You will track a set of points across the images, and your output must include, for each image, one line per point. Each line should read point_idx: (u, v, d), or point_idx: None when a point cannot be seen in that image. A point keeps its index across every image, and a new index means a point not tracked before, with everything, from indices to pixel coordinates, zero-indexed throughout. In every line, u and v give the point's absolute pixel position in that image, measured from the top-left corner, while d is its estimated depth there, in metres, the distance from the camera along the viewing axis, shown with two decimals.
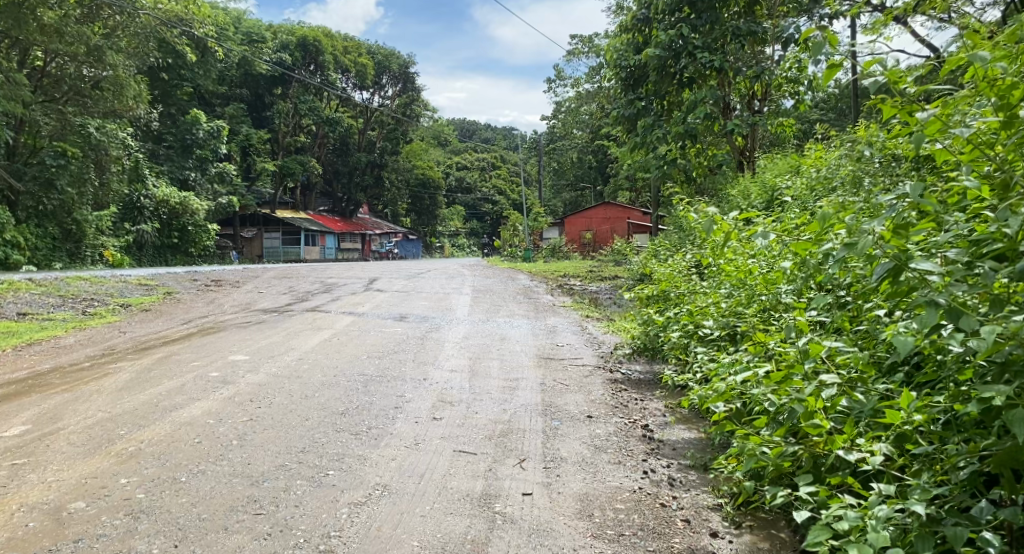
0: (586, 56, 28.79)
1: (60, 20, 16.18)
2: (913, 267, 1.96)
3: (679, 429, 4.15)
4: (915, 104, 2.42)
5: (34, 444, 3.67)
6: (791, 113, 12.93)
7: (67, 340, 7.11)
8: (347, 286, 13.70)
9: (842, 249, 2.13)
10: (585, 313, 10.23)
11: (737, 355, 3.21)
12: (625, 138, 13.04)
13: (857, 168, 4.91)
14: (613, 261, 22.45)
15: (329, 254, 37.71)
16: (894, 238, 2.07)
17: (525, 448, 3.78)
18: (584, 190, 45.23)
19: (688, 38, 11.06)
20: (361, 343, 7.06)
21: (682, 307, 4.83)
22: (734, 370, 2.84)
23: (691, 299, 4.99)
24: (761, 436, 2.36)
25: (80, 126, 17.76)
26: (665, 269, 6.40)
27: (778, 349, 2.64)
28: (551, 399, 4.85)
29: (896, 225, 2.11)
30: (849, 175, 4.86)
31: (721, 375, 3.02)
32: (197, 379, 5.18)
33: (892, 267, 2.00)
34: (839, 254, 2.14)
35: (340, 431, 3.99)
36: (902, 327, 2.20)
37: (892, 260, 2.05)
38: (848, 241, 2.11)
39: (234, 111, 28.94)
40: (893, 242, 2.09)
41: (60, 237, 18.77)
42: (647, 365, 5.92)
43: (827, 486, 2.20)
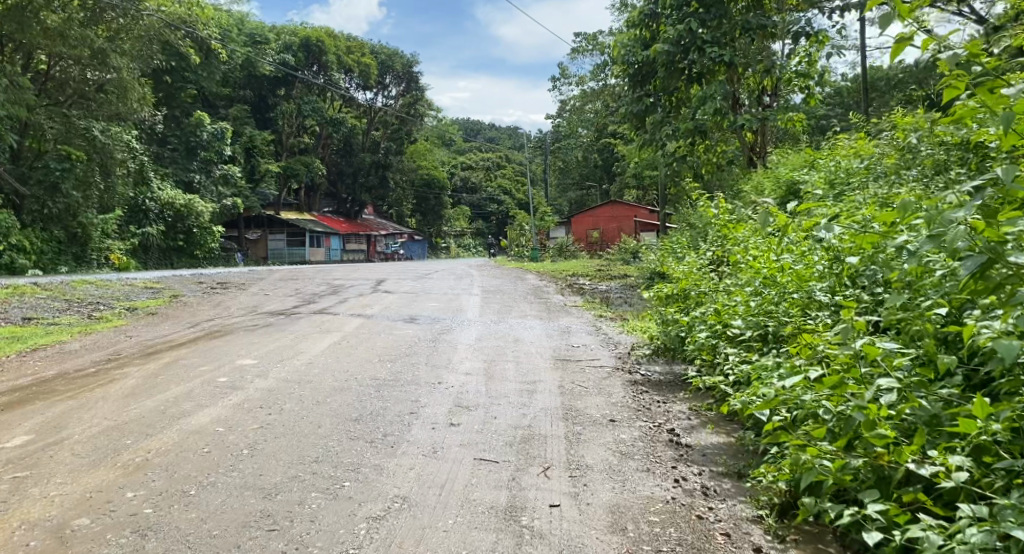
0: (590, 52, 28.88)
1: (64, 23, 16.11)
2: (1008, 260, 1.81)
3: (707, 433, 3.99)
4: (996, 81, 2.25)
5: (37, 456, 3.52)
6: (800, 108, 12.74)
7: (72, 345, 6.97)
8: (355, 288, 13.54)
9: (923, 241, 1.96)
10: (598, 313, 10.06)
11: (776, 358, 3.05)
12: (634, 135, 12.87)
13: (902, 159, 4.74)
14: (622, 260, 22.30)
15: (334, 255, 37.66)
16: (984, 231, 1.91)
17: (548, 455, 3.62)
18: (589, 188, 45.01)
19: (697, 33, 10.86)
20: (371, 346, 6.91)
21: (707, 307, 4.67)
22: (778, 374, 2.69)
23: (715, 298, 4.83)
24: (818, 447, 2.23)
25: (85, 129, 17.57)
26: (684, 266, 6.23)
27: (828, 352, 2.49)
28: (571, 402, 4.68)
29: (983, 214, 1.95)
30: (892, 167, 4.70)
31: (763, 379, 2.86)
32: (205, 384, 5.03)
33: (980, 262, 1.84)
34: (918, 245, 1.98)
35: (354, 439, 3.84)
36: (980, 328, 2.04)
37: (981, 253, 1.88)
38: (929, 233, 1.95)
39: (238, 112, 28.85)
40: (982, 233, 1.92)
41: (65, 241, 18.76)
42: (666, 366, 5.76)
43: (896, 504, 2.06)
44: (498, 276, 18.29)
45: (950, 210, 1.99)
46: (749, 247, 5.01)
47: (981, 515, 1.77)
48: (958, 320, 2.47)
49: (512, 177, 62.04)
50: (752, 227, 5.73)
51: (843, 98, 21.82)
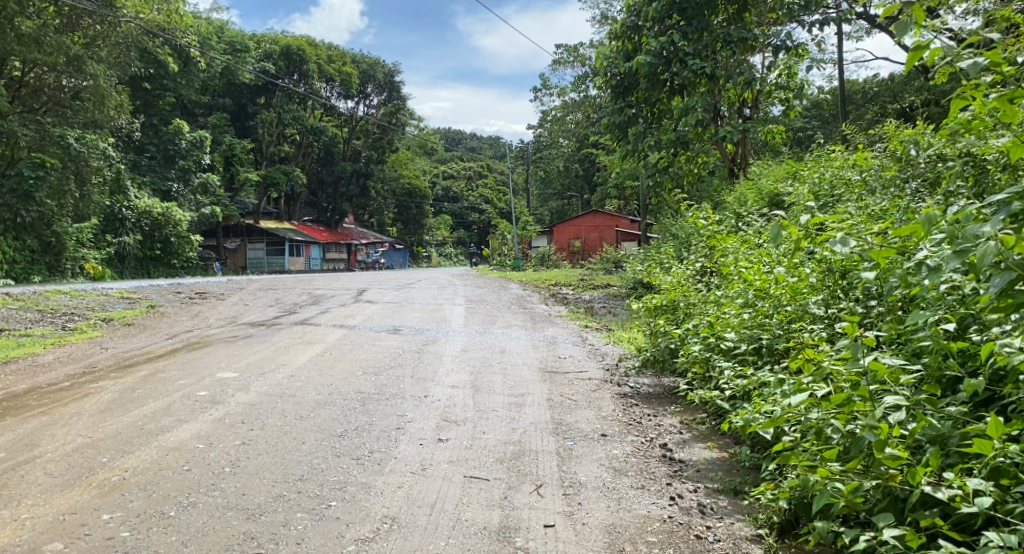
0: (571, 63, 29.12)
1: (38, 29, 15.74)
2: None
3: (699, 448, 3.97)
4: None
5: (7, 475, 3.34)
6: (780, 120, 12.95)
7: (45, 357, 6.75)
8: (337, 298, 13.35)
9: (951, 257, 1.95)
10: (583, 323, 10.03)
11: (777, 375, 3.00)
12: (617, 146, 12.97)
13: (900, 166, 4.73)
14: (604, 270, 22.45)
15: (314, 264, 37.35)
16: (1012, 246, 1.90)
17: (541, 472, 3.54)
18: (571, 198, 45.24)
19: (679, 45, 11.06)
20: (354, 358, 6.78)
21: (701, 318, 4.60)
22: (782, 391, 2.65)
23: (707, 309, 4.78)
24: (829, 469, 2.21)
25: (60, 137, 17.37)
26: (672, 276, 6.20)
27: (834, 370, 2.47)
28: (561, 416, 4.61)
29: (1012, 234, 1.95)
30: (890, 177, 4.70)
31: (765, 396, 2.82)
32: (184, 398, 4.88)
33: (1010, 279, 1.85)
34: (946, 260, 1.98)
35: (340, 456, 3.73)
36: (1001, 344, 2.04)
37: (1010, 267, 1.89)
38: (959, 249, 1.95)
39: (217, 120, 28.50)
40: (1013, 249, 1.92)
41: (39, 250, 18.33)
42: (657, 378, 5.74)
43: (912, 528, 2.04)
44: (483, 285, 18.21)
45: (979, 226, 1.99)
46: (740, 259, 5.01)
47: (1008, 544, 1.73)
48: (964, 336, 2.48)
49: (494, 186, 62.11)
50: (741, 239, 5.74)
51: (820, 111, 22.22)
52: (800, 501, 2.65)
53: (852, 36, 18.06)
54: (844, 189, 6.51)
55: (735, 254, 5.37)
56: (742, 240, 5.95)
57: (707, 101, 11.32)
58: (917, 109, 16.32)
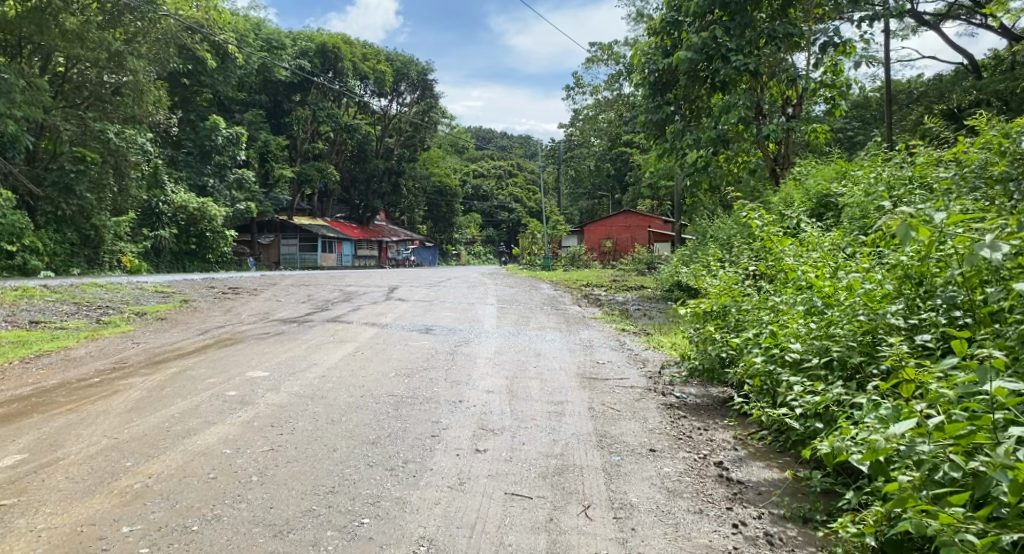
0: (605, 62, 28.79)
1: (81, 26, 15.90)
2: None
3: (758, 468, 3.73)
4: None
5: (28, 480, 3.18)
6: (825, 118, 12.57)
7: (78, 351, 6.70)
8: (368, 295, 13.24)
9: None
10: (620, 326, 9.68)
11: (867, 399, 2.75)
12: (652, 144, 13.16)
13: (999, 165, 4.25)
14: (636, 271, 22.14)
15: (346, 261, 37.59)
16: None
17: (587, 490, 3.28)
18: (601, 198, 44.71)
19: (721, 41, 10.76)
20: (386, 358, 6.58)
21: (760, 327, 4.26)
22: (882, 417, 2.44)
23: (767, 315, 4.43)
24: (951, 513, 2.01)
25: (100, 131, 17.66)
26: (720, 280, 5.84)
27: (953, 399, 2.26)
28: (605, 428, 4.35)
29: None
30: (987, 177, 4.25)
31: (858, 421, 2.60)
32: (213, 398, 4.72)
33: None
34: None
35: (373, 466, 3.51)
36: None
37: None
38: None
39: (253, 117, 28.83)
40: None
41: (78, 243, 18.63)
42: (705, 389, 5.46)
43: None
44: (514, 285, 17.91)
45: None
46: (801, 263, 4.69)
47: None
48: None
49: (523, 185, 61.79)
50: (798, 242, 5.42)
51: (862, 112, 21.59)
52: (890, 538, 2.45)
53: (897, 34, 17.49)
54: (910, 195, 6.09)
55: (794, 258, 5.05)
56: (799, 244, 5.58)
57: (749, 98, 10.98)
58: (970, 109, 15.63)
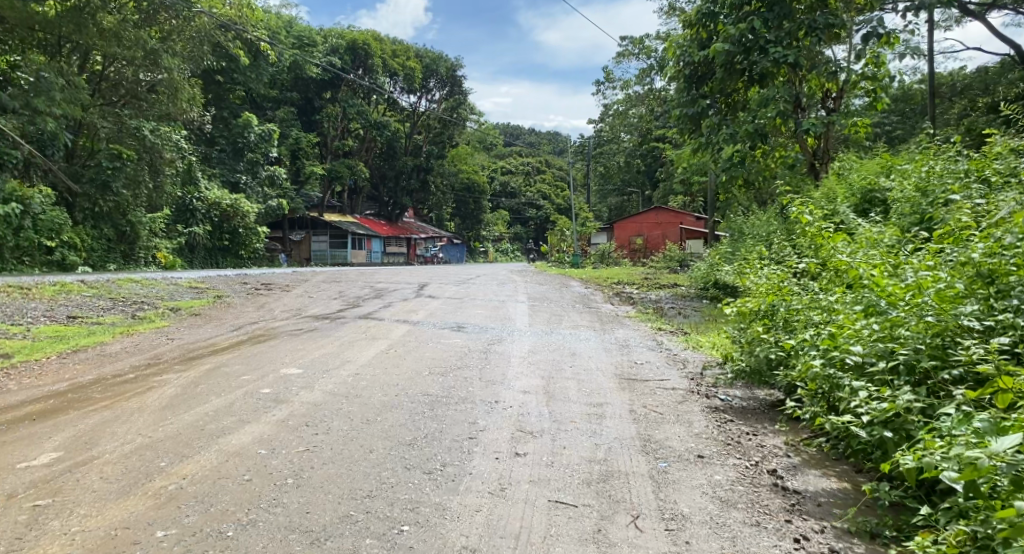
0: (635, 56, 28.44)
1: (118, 25, 16.25)
2: None
3: (815, 477, 3.52)
4: None
5: (63, 479, 3.13)
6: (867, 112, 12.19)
7: (114, 347, 6.73)
8: (399, 292, 13.20)
9: None
10: (656, 325, 9.45)
11: (959, 416, 2.62)
12: (686, 140, 12.93)
13: None
14: (668, 269, 21.78)
15: (375, 257, 37.81)
16: None
17: (635, 499, 3.13)
18: (631, 194, 44.18)
19: (759, 33, 10.48)
20: (420, 356, 6.49)
21: (817, 328, 4.02)
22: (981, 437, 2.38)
23: (825, 317, 4.18)
24: None
25: (136, 129, 18.05)
26: (767, 279, 5.60)
27: None
28: (649, 432, 4.18)
29: None
30: None
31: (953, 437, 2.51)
32: (247, 396, 4.67)
33: None
34: None
35: (411, 469, 3.39)
36: None
37: None
38: None
39: (285, 115, 29.13)
40: None
41: (115, 238, 19.03)
42: (751, 392, 5.25)
43: None
44: (543, 282, 17.72)
45: None
46: (857, 261, 4.45)
47: None
48: None
49: (551, 182, 61.40)
50: (852, 239, 5.17)
51: (902, 105, 20.93)
52: None
53: (941, 24, 16.90)
54: (968, 190, 5.77)
55: (850, 255, 4.80)
56: (851, 241, 5.33)
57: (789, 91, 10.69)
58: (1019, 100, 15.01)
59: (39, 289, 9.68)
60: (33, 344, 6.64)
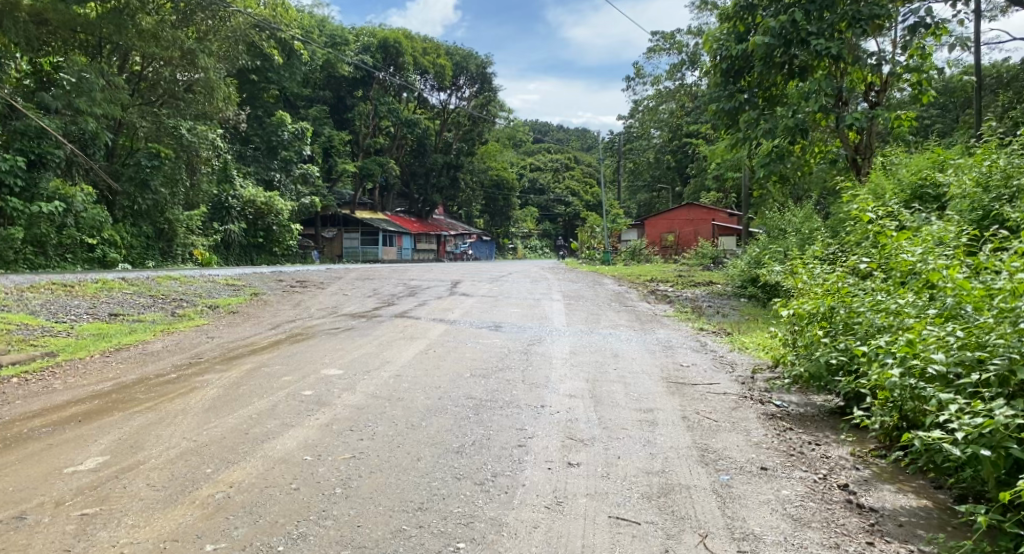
0: (668, 51, 28.03)
1: (157, 25, 16.30)
2: None
3: (890, 492, 3.30)
4: None
5: (110, 486, 3.06)
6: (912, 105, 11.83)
7: (155, 345, 6.75)
8: (432, 290, 13.12)
9: None
10: (697, 325, 9.18)
11: None
12: (725, 136, 12.60)
13: None
14: (702, 267, 21.40)
15: (406, 254, 37.94)
16: None
17: (700, 516, 2.97)
18: (661, 190, 43.57)
19: (801, 24, 10.14)
20: (459, 356, 6.38)
21: (890, 335, 3.78)
22: None
23: (898, 324, 3.94)
24: None
25: (173, 128, 18.34)
26: (825, 280, 5.35)
27: None
28: (706, 441, 3.99)
29: None
30: None
31: None
32: (289, 398, 4.59)
33: None
34: None
35: (461, 479, 3.27)
36: None
37: None
38: None
39: (318, 113, 29.35)
40: None
41: (153, 236, 19.33)
42: (807, 398, 5.03)
43: None
44: (576, 280, 17.46)
45: None
46: (933, 264, 4.19)
47: None
48: None
49: (581, 178, 60.87)
50: (917, 238, 4.91)
51: (947, 98, 20.21)
52: None
53: (989, 13, 16.25)
54: None
55: (917, 257, 4.54)
56: (917, 240, 5.05)
57: (831, 85, 10.38)
58: None
59: (82, 287, 9.80)
60: (77, 342, 6.68)
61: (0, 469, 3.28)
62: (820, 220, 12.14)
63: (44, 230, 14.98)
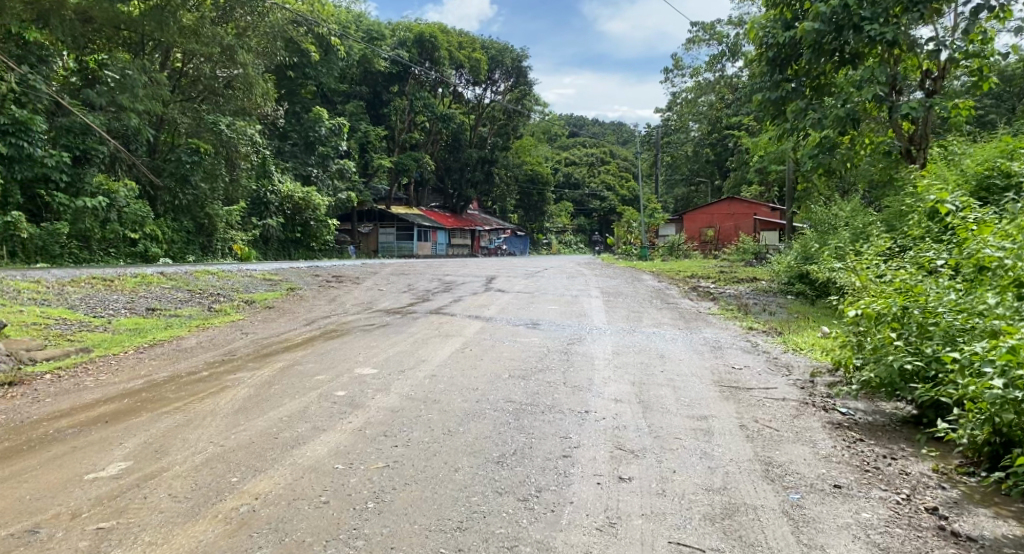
0: (708, 42, 27.30)
1: (197, 22, 16.72)
2: None
3: (988, 518, 2.91)
4: None
5: (129, 496, 2.87)
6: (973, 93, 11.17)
7: (189, 341, 6.64)
8: (468, 285, 12.89)
9: None
10: (746, 324, 8.74)
11: None
12: (771, 126, 12.04)
13: None
14: (744, 262, 20.73)
15: (440, 249, 37.89)
16: None
17: (770, 543, 2.65)
18: (700, 184, 42.53)
19: (854, 9, 9.56)
20: (497, 356, 6.10)
21: (986, 341, 3.36)
22: None
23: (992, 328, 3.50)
24: None
25: (212, 123, 18.50)
26: (896, 277, 4.89)
27: None
28: (768, 454, 3.64)
29: None
30: None
31: None
32: (321, 399, 4.39)
33: None
34: None
35: (502, 494, 3.00)
36: None
37: None
38: None
39: (354, 108, 29.48)
40: None
41: (194, 231, 19.50)
42: (875, 406, 4.63)
43: None
44: (614, 276, 17.06)
45: None
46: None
47: None
48: None
49: (616, 173, 60.04)
50: (999, 229, 4.43)
51: (1007, 86, 19.16)
52: None
53: None
54: None
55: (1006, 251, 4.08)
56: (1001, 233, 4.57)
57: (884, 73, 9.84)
58: None
59: (121, 281, 9.82)
60: (113, 338, 6.61)
61: (20, 474, 3.13)
62: (874, 213, 11.53)
63: (89, 225, 15.28)
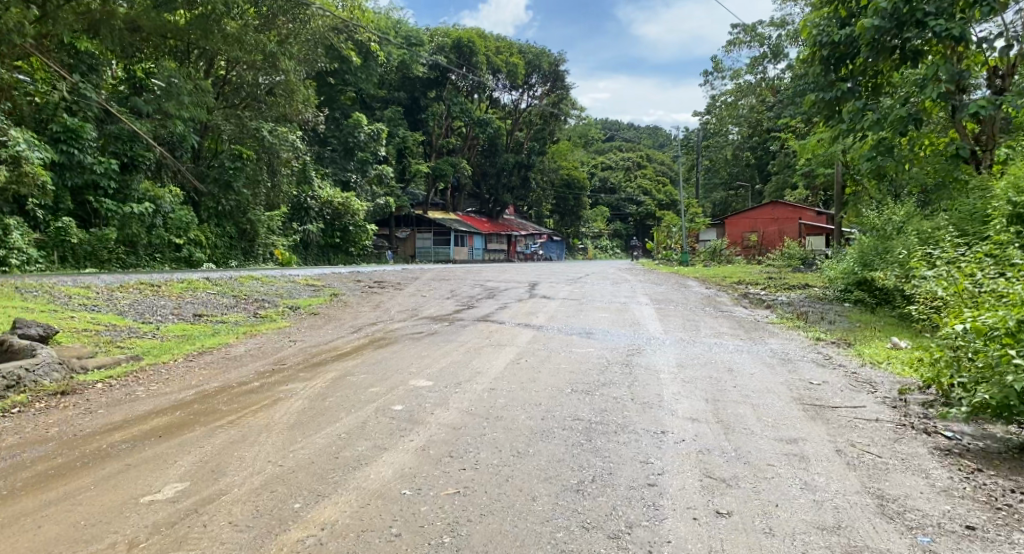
0: (750, 43, 26.62)
1: (241, 29, 15.50)
2: None
3: None
4: None
5: (188, 524, 2.66)
6: None
7: (238, 349, 6.49)
8: (511, 291, 12.63)
9: None
10: (810, 334, 8.27)
11: None
12: (825, 127, 11.46)
13: None
14: (792, 268, 20.04)
15: (478, 254, 37.78)
16: None
17: None
18: (740, 189, 41.55)
19: (917, 4, 8.99)
20: (555, 367, 5.80)
21: None
22: None
23: None
24: None
25: (255, 130, 18.62)
26: (1003, 288, 4.39)
27: None
28: (879, 486, 3.25)
29: None
30: None
31: None
32: (379, 415, 4.14)
33: None
34: None
35: (591, 530, 2.70)
36: None
37: None
38: None
39: (392, 113, 29.52)
40: None
41: (236, 236, 19.82)
42: (983, 430, 4.19)
43: None
44: (659, 282, 16.64)
45: None
46: None
47: None
48: None
49: (653, 177, 59.28)
50: None
51: None
52: None
53: None
54: None
55: None
56: None
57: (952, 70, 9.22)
58: None
59: (168, 287, 9.82)
60: (162, 345, 6.51)
61: (75, 495, 2.95)
62: (937, 217, 10.93)
63: (135, 230, 15.44)
